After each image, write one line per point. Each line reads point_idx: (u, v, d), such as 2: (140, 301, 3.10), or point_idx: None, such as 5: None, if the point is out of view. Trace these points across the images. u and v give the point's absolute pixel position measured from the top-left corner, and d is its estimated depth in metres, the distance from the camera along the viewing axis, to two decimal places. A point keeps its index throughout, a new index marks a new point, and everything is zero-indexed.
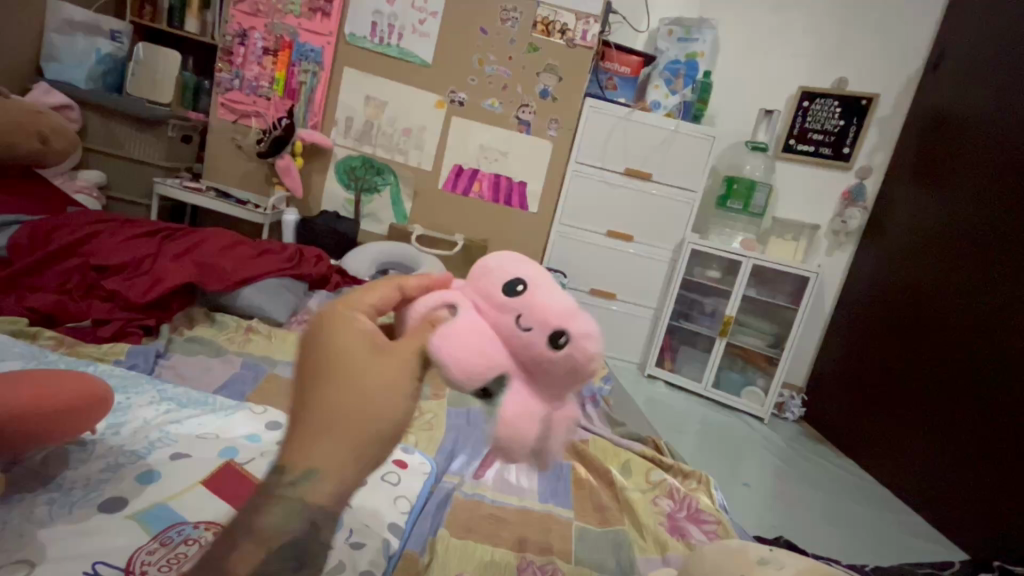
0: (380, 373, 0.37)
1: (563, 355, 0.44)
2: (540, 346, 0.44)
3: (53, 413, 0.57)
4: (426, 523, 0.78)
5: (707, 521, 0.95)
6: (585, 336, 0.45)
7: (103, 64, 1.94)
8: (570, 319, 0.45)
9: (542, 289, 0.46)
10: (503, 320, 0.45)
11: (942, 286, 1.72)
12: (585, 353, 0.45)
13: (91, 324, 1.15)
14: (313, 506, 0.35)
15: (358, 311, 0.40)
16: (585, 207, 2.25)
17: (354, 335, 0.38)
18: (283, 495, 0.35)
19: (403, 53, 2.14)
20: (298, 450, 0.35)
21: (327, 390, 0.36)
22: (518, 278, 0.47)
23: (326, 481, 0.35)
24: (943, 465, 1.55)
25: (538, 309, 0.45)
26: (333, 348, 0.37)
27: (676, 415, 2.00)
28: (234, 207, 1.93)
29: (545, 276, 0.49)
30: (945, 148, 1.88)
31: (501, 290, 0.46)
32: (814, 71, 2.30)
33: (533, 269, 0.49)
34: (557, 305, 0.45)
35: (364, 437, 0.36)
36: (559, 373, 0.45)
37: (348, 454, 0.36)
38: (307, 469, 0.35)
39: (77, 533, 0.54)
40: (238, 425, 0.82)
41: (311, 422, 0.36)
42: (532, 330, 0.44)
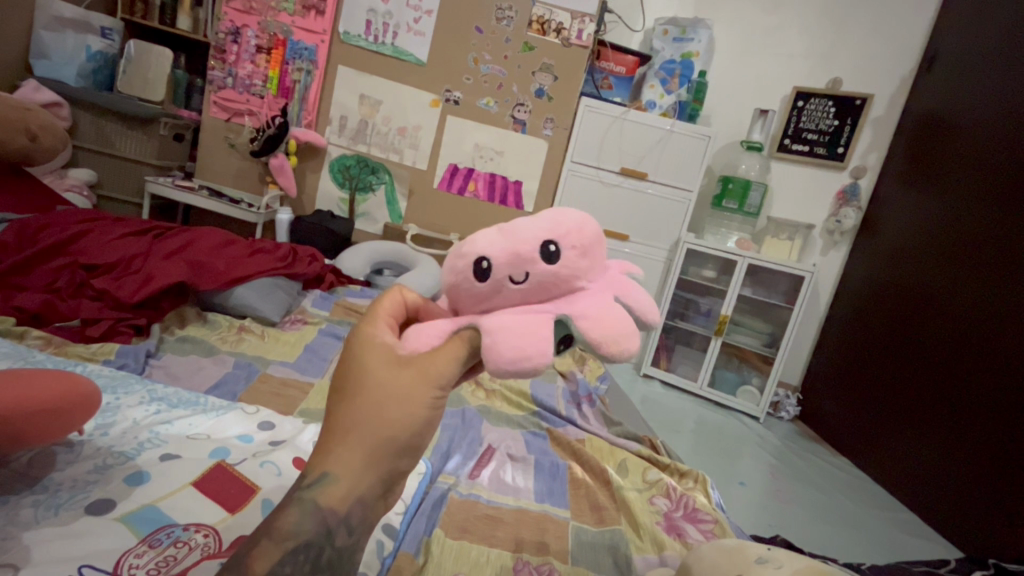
0: (394, 384, 0.38)
1: (565, 257, 0.45)
2: (546, 272, 0.44)
3: (30, 415, 0.54)
4: (422, 523, 0.77)
5: (704, 520, 0.95)
6: (558, 228, 0.46)
7: (93, 61, 1.92)
8: (536, 229, 0.45)
9: (496, 242, 0.44)
10: (505, 293, 0.44)
11: (934, 285, 1.74)
12: (574, 238, 0.46)
13: (81, 323, 1.13)
14: (325, 508, 0.38)
15: (381, 325, 0.43)
16: (580, 206, 2.24)
17: (373, 348, 0.40)
18: (301, 497, 0.39)
19: (397, 52, 2.13)
20: (320, 454, 0.39)
21: (346, 399, 0.39)
22: (476, 258, 0.44)
23: (339, 484, 0.38)
24: (937, 462, 1.56)
25: (514, 254, 0.43)
26: (355, 360, 0.40)
27: (671, 414, 2.00)
28: (227, 206, 1.90)
29: (488, 232, 0.46)
30: (940, 148, 1.89)
31: (475, 278, 0.44)
32: (807, 72, 2.31)
33: (474, 238, 0.46)
34: (519, 236, 0.44)
35: (378, 444, 0.38)
36: (581, 265, 0.45)
37: (363, 459, 0.38)
38: (324, 472, 0.38)
39: (64, 535, 0.53)
40: (230, 425, 0.81)
41: (332, 429, 0.39)
42: (529, 271, 0.43)
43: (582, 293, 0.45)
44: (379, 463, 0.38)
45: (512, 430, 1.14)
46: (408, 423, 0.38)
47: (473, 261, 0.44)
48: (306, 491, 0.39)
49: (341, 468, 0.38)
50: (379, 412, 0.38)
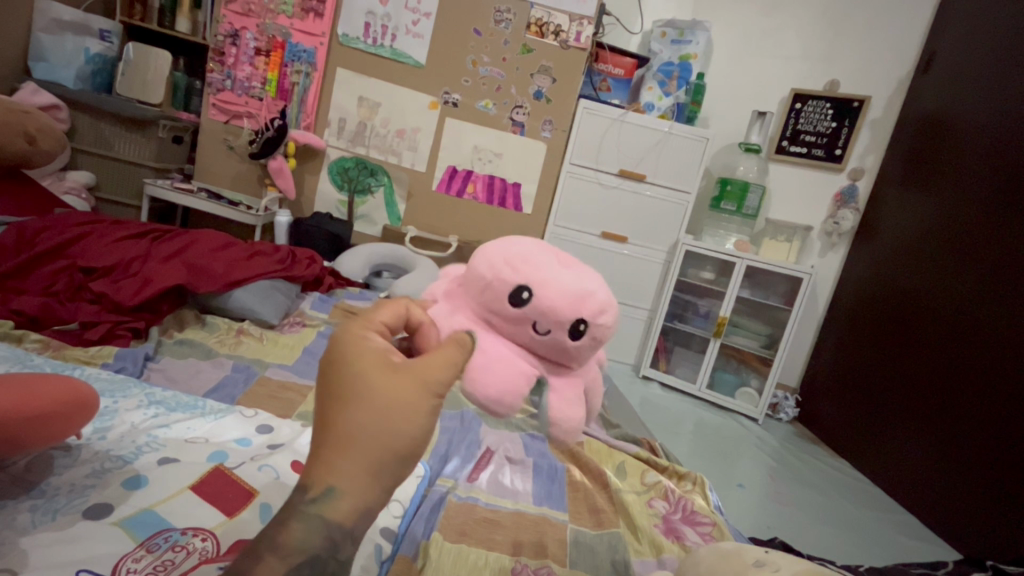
0: (395, 394, 0.37)
1: (584, 340, 0.49)
2: (563, 341, 0.48)
3: (23, 419, 0.54)
4: (420, 527, 0.77)
5: (703, 523, 0.95)
6: (598, 315, 0.49)
7: (93, 64, 1.93)
8: (584, 303, 0.48)
9: (548, 286, 0.48)
10: (522, 330, 0.48)
11: (932, 286, 1.74)
12: (601, 330, 0.50)
13: (79, 326, 1.13)
14: (332, 523, 0.36)
15: (372, 330, 0.41)
16: (579, 208, 2.25)
17: (368, 355, 0.38)
18: (306, 512, 0.36)
19: (396, 54, 2.13)
20: (320, 468, 0.37)
21: (343, 411, 0.37)
22: (523, 284, 0.48)
23: (345, 499, 0.36)
24: (935, 464, 1.56)
25: (552, 311, 0.47)
26: (348, 368, 0.38)
27: (669, 416, 2.00)
28: (225, 208, 1.90)
29: (547, 267, 0.49)
30: (938, 150, 1.89)
31: (509, 301, 0.48)
32: (805, 74, 2.32)
33: (533, 265, 0.49)
34: (568, 298, 0.47)
35: (382, 456, 0.36)
36: (586, 353, 0.50)
37: (366, 472, 0.36)
38: (327, 487, 0.36)
39: (61, 540, 0.53)
40: (228, 428, 0.81)
41: (330, 442, 0.37)
42: (552, 331, 0.47)
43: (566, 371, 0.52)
44: (382, 475, 0.37)
45: (511, 433, 1.14)
46: (411, 435, 0.37)
47: (515, 288, 0.48)
48: (310, 506, 0.36)
49: (344, 483, 0.36)
50: (382, 424, 0.36)
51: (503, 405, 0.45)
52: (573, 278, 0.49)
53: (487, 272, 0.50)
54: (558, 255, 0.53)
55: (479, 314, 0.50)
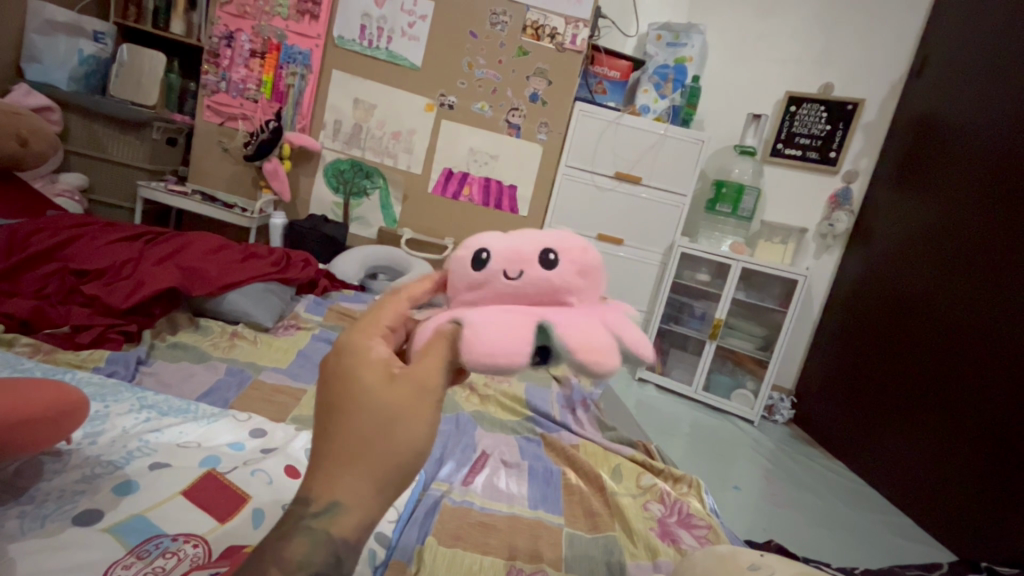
0: (396, 402, 0.35)
1: (562, 267, 0.47)
2: (539, 275, 0.46)
3: (12, 425, 0.53)
4: (414, 532, 0.76)
5: (698, 526, 0.95)
6: (563, 243, 0.49)
7: (86, 65, 1.91)
8: (544, 239, 0.49)
9: (501, 241, 0.48)
10: (496, 286, 0.46)
11: (926, 288, 1.75)
12: (575, 254, 0.49)
13: (71, 330, 1.12)
14: (337, 538, 0.35)
15: (372, 336, 0.39)
16: (575, 210, 2.25)
17: (368, 362, 0.37)
18: (311, 526, 0.35)
19: (392, 56, 2.13)
20: (322, 482, 0.35)
21: (344, 422, 0.35)
22: (478, 248, 0.48)
23: (350, 514, 0.35)
24: (932, 465, 1.56)
25: (514, 253, 0.47)
26: (348, 377, 0.36)
27: (665, 418, 2.00)
28: (220, 211, 1.89)
29: (494, 233, 0.50)
30: (931, 153, 1.90)
31: (471, 266, 0.48)
32: (799, 77, 2.34)
33: (480, 237, 0.50)
34: (524, 240, 0.48)
35: (386, 469, 0.35)
36: (575, 282, 0.47)
37: (370, 486, 0.35)
38: (331, 502, 0.35)
39: (49, 547, 0.52)
40: (221, 432, 0.80)
41: (332, 455, 0.35)
42: (523, 271, 0.46)
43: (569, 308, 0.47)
44: (389, 488, 0.36)
45: (506, 436, 1.14)
46: (415, 445, 0.35)
47: (473, 252, 0.48)
48: (313, 520, 0.35)
49: (349, 498, 0.35)
50: (384, 435, 0.34)
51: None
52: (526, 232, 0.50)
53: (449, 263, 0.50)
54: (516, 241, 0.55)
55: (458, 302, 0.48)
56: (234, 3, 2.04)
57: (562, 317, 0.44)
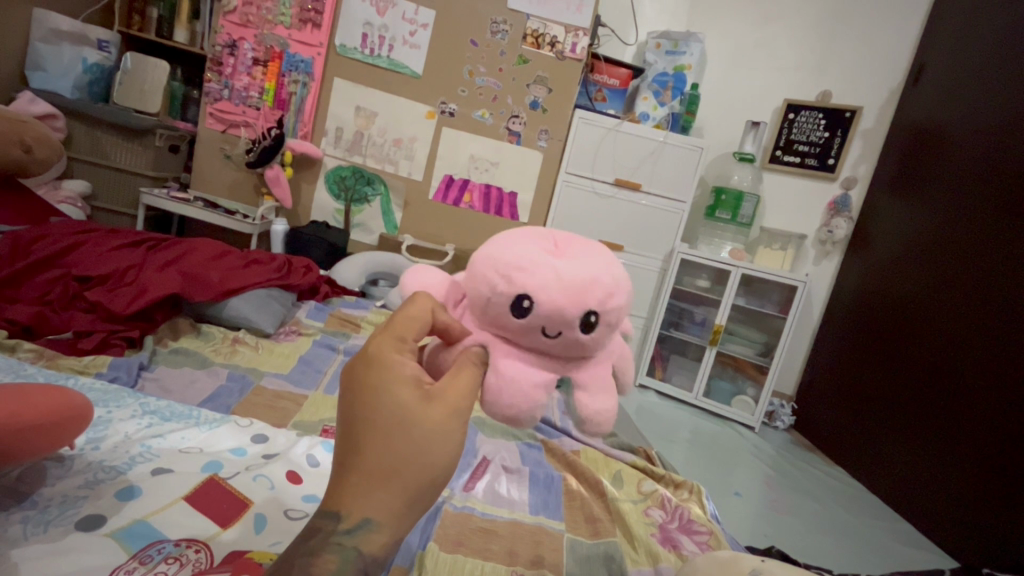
0: (433, 420, 0.35)
1: (599, 331, 0.45)
2: (577, 339, 0.44)
3: (16, 431, 0.53)
4: (415, 537, 0.76)
5: (699, 532, 0.95)
6: (607, 299, 0.44)
7: (89, 73, 1.93)
8: (590, 293, 0.43)
9: (546, 287, 0.43)
10: (532, 338, 0.44)
11: (927, 295, 1.75)
12: (617, 314, 0.45)
13: (73, 336, 1.13)
14: (366, 554, 0.35)
15: (403, 350, 0.39)
16: (575, 216, 2.26)
17: (401, 378, 0.36)
18: (342, 543, 0.35)
19: (393, 65, 2.15)
20: (353, 499, 0.35)
21: (378, 438, 0.35)
22: (520, 292, 0.43)
23: (381, 531, 0.35)
24: (934, 473, 1.56)
25: (559, 314, 0.43)
26: (382, 393, 0.36)
27: (666, 425, 2.00)
28: (222, 217, 1.90)
29: (541, 265, 0.44)
30: (927, 161, 1.92)
31: (506, 267, 0.44)
32: (798, 84, 2.35)
33: (524, 267, 0.44)
34: (569, 295, 0.43)
35: (418, 486, 0.35)
36: (606, 340, 0.46)
37: (400, 505, 0.35)
38: (363, 519, 0.35)
39: (52, 552, 0.52)
40: (223, 437, 0.80)
41: (363, 472, 0.35)
42: (562, 332, 0.44)
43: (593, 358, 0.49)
44: (418, 503, 0.36)
45: (507, 442, 1.14)
46: (446, 461, 0.36)
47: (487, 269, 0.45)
48: (344, 537, 0.35)
49: (382, 516, 0.35)
50: (419, 453, 0.35)
51: (519, 420, 0.44)
52: (544, 236, 0.49)
53: (482, 283, 0.45)
54: (552, 242, 0.48)
55: (485, 327, 0.46)
56: (237, 12, 2.06)
57: (586, 375, 0.48)
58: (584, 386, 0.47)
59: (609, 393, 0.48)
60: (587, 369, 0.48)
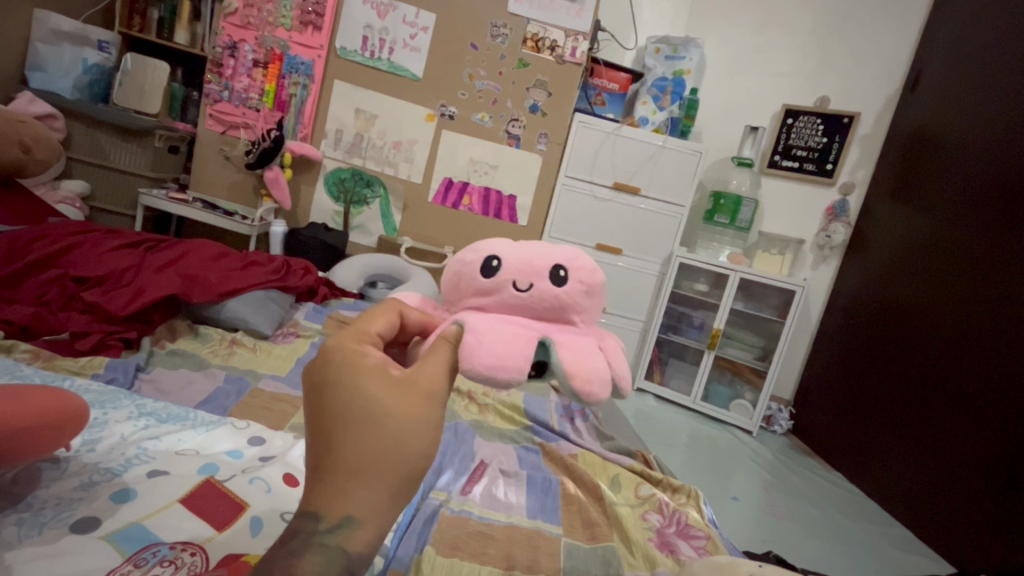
0: (406, 408, 0.36)
1: (571, 285, 0.48)
2: (550, 291, 0.47)
3: (11, 433, 0.53)
4: (412, 541, 0.76)
5: (696, 536, 0.95)
6: (572, 260, 0.50)
7: (90, 74, 1.93)
8: (555, 253, 0.50)
9: (513, 250, 0.49)
10: (505, 296, 0.47)
11: (926, 301, 1.74)
12: (584, 274, 0.50)
13: (70, 336, 1.12)
14: (353, 554, 0.35)
15: (365, 342, 0.39)
16: (574, 220, 2.26)
17: (367, 368, 0.37)
18: (325, 543, 0.34)
19: (393, 67, 2.16)
20: (333, 499, 0.35)
21: (352, 434, 0.35)
22: (488, 256, 0.49)
23: (365, 528, 0.35)
24: (931, 481, 1.55)
25: (528, 264, 0.48)
26: (350, 385, 0.36)
27: (664, 428, 2.00)
28: (221, 219, 1.90)
29: (505, 240, 0.51)
30: (927, 166, 1.92)
31: (477, 248, 0.51)
32: (797, 90, 2.36)
33: (491, 241, 0.51)
34: (535, 252, 0.49)
35: (400, 478, 0.36)
36: (582, 302, 0.49)
37: (382, 499, 0.35)
38: (344, 517, 0.35)
39: (47, 555, 0.52)
40: (220, 439, 0.80)
41: (341, 469, 0.35)
42: (534, 284, 0.47)
43: (572, 328, 0.48)
44: (400, 496, 0.36)
45: (504, 445, 1.14)
46: (425, 450, 0.36)
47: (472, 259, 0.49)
48: (327, 537, 0.34)
49: (364, 512, 0.35)
50: (395, 444, 0.35)
51: (504, 370, 0.41)
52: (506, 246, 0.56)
53: (453, 267, 0.51)
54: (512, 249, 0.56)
55: (458, 308, 0.50)
56: (238, 13, 2.06)
57: (566, 337, 0.46)
58: (564, 343, 0.45)
59: (592, 353, 0.45)
60: (569, 338, 0.46)
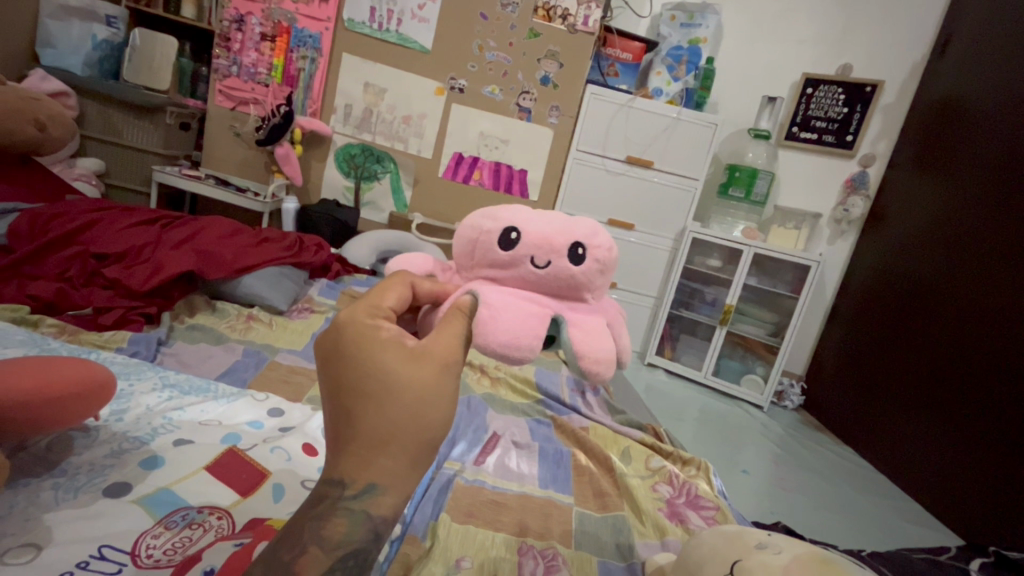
0: (422, 379, 0.36)
1: (588, 264, 0.48)
2: (567, 269, 0.47)
3: (35, 404, 0.54)
4: (428, 509, 0.79)
5: (706, 507, 0.96)
6: (591, 237, 0.50)
7: (99, 50, 1.91)
8: (574, 230, 0.49)
9: (532, 223, 0.49)
10: (522, 271, 0.47)
11: (946, 277, 1.71)
12: (601, 252, 0.50)
13: (93, 311, 1.15)
14: (376, 516, 0.36)
15: (378, 316, 0.40)
16: (586, 194, 2.24)
17: (382, 342, 0.37)
18: (350, 507, 0.36)
19: (402, 39, 2.12)
20: (356, 467, 0.36)
21: (370, 406, 0.36)
22: (507, 227, 0.49)
23: (389, 494, 0.36)
24: (939, 456, 1.56)
25: (547, 240, 0.47)
26: (366, 359, 0.36)
27: (674, 403, 2.02)
28: (233, 195, 1.91)
29: (525, 210, 0.50)
30: (947, 139, 1.88)
31: (496, 217, 0.50)
32: (818, 57, 2.27)
33: (511, 210, 0.50)
34: (555, 228, 0.48)
35: (421, 446, 0.37)
36: (596, 281, 0.49)
37: (406, 467, 0.37)
38: (368, 485, 0.36)
39: (83, 517, 0.54)
40: (241, 411, 0.83)
41: (360, 441, 0.36)
42: (551, 262, 0.47)
43: (583, 306, 0.49)
44: (420, 463, 0.38)
45: (517, 418, 1.15)
46: (442, 420, 0.37)
47: (496, 230, 0.48)
48: (352, 502, 0.36)
49: (388, 480, 0.36)
50: (415, 415, 0.36)
51: (518, 349, 0.42)
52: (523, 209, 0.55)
53: (469, 234, 0.50)
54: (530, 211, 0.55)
55: (474, 276, 0.50)
56: None
57: (576, 315, 0.47)
58: (576, 322, 0.46)
59: (600, 332, 0.47)
60: (581, 314, 0.47)
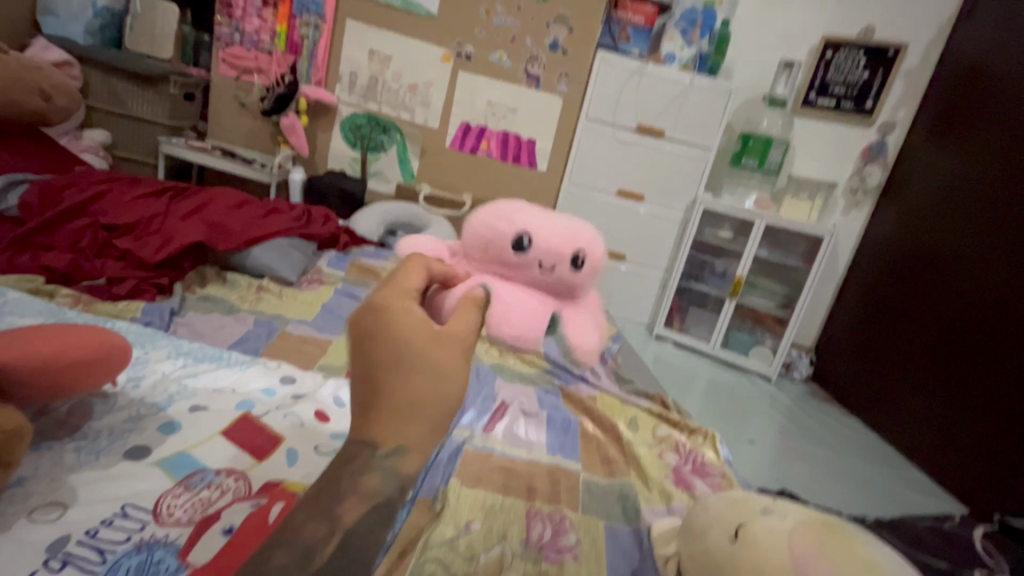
0: (443, 357, 0.38)
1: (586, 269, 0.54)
2: (570, 273, 0.53)
3: (53, 370, 0.55)
4: (438, 474, 0.81)
5: (712, 474, 0.98)
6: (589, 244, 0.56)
7: (100, 17, 1.89)
8: (577, 236, 0.55)
9: (540, 227, 0.53)
10: (530, 274, 0.53)
11: (969, 249, 1.67)
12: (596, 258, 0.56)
13: (107, 281, 1.16)
14: (404, 475, 0.37)
15: (406, 296, 0.40)
16: (596, 164, 2.20)
17: (410, 320, 0.38)
18: (384, 463, 0.37)
19: (406, 4, 2.06)
20: (382, 432, 0.37)
21: (395, 380, 0.37)
22: (519, 231, 0.53)
23: (414, 456, 0.37)
24: (948, 425, 1.59)
25: (554, 248, 0.53)
26: (392, 335, 0.37)
27: (682, 374, 2.02)
28: (239, 166, 1.90)
29: (532, 213, 0.54)
30: (969, 108, 1.83)
31: (507, 218, 0.53)
32: (840, 17, 2.17)
33: (520, 213, 0.54)
34: (560, 236, 0.54)
35: (442, 414, 0.38)
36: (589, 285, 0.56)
37: (429, 432, 0.38)
38: (396, 446, 0.37)
39: (106, 478, 0.56)
40: (254, 378, 0.84)
41: (386, 410, 0.37)
42: (557, 267, 0.53)
43: (577, 306, 0.56)
44: (436, 430, 0.39)
45: (525, 387, 1.16)
46: (462, 393, 0.39)
47: (509, 231, 0.52)
48: (385, 458, 0.37)
49: (413, 443, 0.37)
50: (439, 387, 0.37)
51: (525, 344, 0.49)
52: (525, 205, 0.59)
53: (481, 231, 0.54)
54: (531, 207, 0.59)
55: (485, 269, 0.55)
56: None
57: (572, 315, 0.54)
58: (572, 322, 0.54)
59: (590, 330, 0.55)
60: (577, 315, 0.54)
